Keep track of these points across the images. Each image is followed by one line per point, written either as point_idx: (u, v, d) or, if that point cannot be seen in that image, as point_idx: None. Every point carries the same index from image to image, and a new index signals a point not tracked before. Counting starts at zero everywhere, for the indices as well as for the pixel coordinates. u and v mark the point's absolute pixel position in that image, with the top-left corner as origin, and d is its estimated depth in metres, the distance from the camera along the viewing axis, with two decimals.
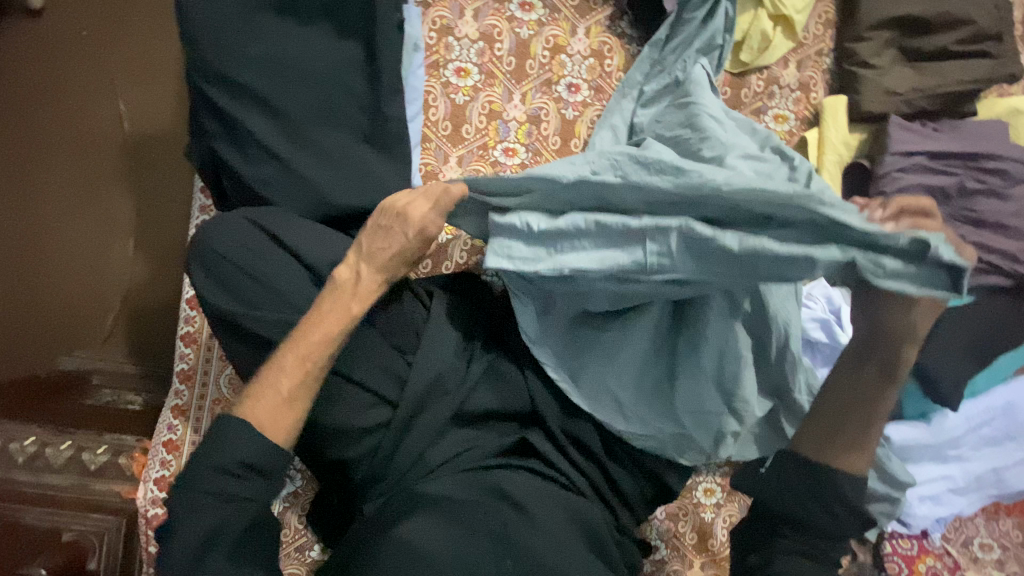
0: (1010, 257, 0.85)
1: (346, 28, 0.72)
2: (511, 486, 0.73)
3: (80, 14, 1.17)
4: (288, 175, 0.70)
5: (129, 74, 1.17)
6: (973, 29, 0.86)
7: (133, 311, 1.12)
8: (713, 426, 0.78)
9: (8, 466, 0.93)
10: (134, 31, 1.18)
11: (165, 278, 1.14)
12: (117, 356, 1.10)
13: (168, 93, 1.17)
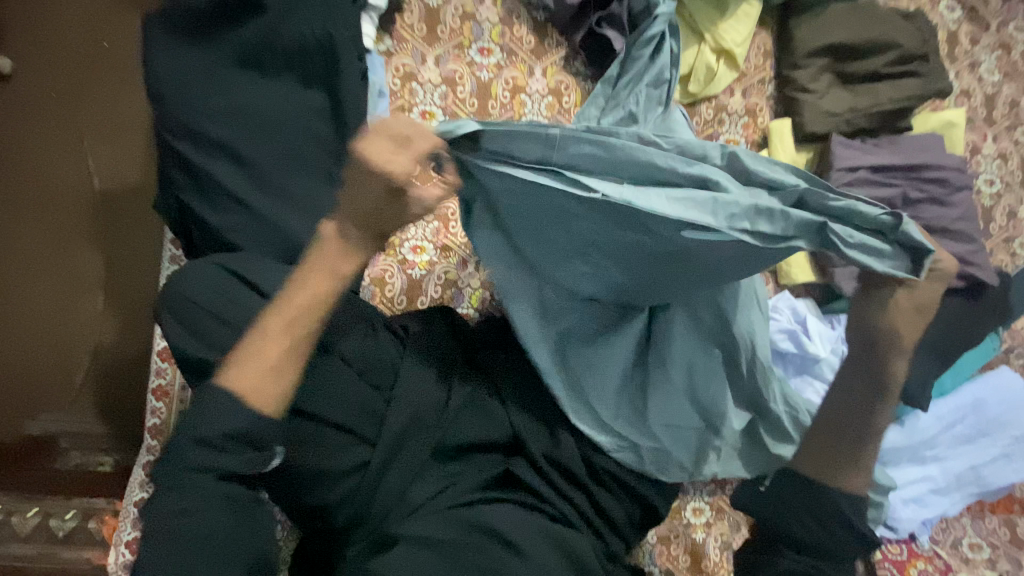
0: (959, 260, 0.89)
1: (310, 80, 0.75)
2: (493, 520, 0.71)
3: (49, 78, 1.18)
4: (257, 221, 0.71)
5: (101, 132, 1.18)
6: (899, 52, 0.93)
7: (104, 366, 1.09)
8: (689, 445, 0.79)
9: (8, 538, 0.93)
10: (103, 91, 1.20)
11: (131, 336, 1.11)
12: (83, 417, 1.06)
13: (140, 149, 1.19)
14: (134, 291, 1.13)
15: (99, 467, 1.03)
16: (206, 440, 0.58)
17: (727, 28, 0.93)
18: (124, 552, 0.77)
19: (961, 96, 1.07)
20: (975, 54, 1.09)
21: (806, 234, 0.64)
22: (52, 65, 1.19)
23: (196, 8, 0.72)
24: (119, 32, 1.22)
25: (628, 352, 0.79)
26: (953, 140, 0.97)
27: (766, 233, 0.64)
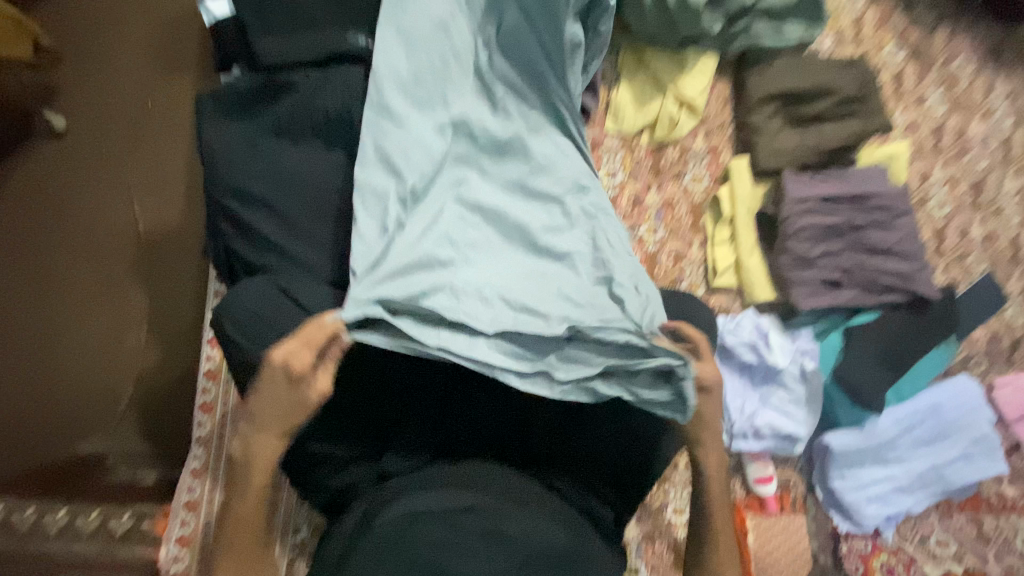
0: (902, 277, 0.99)
1: (331, 142, 0.88)
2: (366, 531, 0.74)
3: (101, 134, 1.38)
4: (291, 265, 0.84)
5: (145, 182, 1.35)
6: (840, 96, 1.05)
7: (146, 390, 1.24)
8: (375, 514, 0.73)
9: (42, 538, 1.07)
10: (153, 149, 1.37)
11: (172, 360, 1.26)
12: (129, 433, 1.22)
13: (180, 198, 1.34)
14: (171, 322, 1.28)
15: (144, 482, 1.16)
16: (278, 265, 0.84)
17: (685, 83, 1.05)
18: (175, 545, 0.89)
19: (907, 129, 1.18)
20: (920, 91, 1.20)
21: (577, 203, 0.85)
22: (113, 127, 1.38)
23: (243, 90, 0.89)
24: (165, 92, 1.39)
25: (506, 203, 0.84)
26: (897, 171, 1.08)
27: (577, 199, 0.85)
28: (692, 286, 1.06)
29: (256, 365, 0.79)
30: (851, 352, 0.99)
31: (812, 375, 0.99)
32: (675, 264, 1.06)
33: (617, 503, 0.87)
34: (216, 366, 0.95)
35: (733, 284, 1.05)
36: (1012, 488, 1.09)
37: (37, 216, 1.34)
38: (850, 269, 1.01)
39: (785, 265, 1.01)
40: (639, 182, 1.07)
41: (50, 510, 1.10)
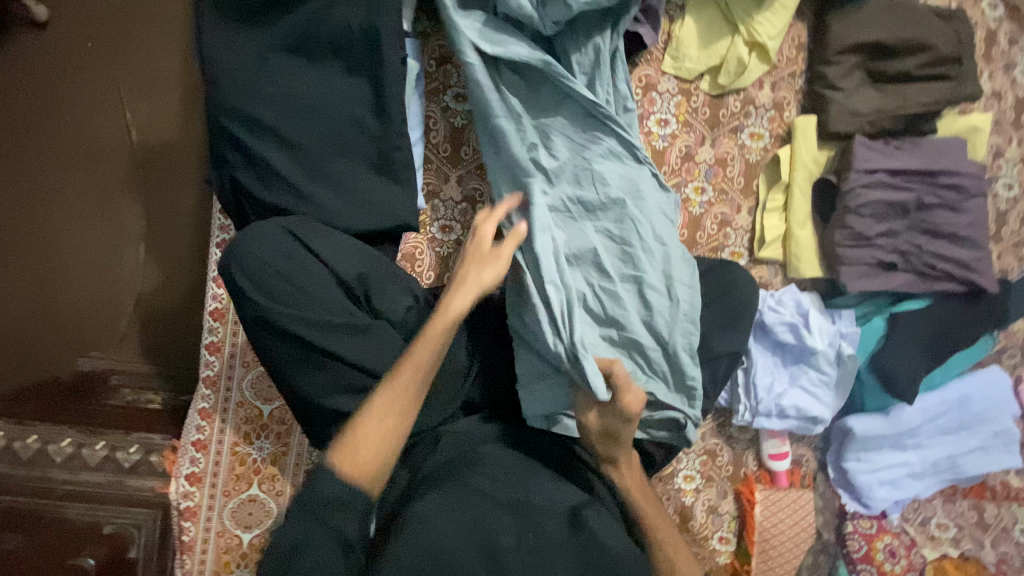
0: (961, 265, 0.93)
1: (354, 67, 0.78)
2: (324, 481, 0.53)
3: (84, 25, 1.22)
4: (306, 205, 0.77)
5: (136, 85, 1.22)
6: (932, 54, 0.93)
7: (148, 312, 1.20)
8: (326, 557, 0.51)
9: (47, 464, 1.05)
10: (145, 48, 1.23)
11: (177, 282, 1.21)
12: (130, 355, 1.18)
13: (175, 106, 1.23)
14: (173, 243, 1.22)
15: (150, 405, 1.15)
16: (292, 200, 0.76)
17: (761, 21, 0.91)
18: (184, 482, 0.87)
19: (991, 97, 1.07)
20: (1011, 55, 1.07)
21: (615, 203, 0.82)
22: (96, 19, 1.22)
23: None
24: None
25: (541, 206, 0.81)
26: (975, 145, 0.98)
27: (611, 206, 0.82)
28: (734, 255, 0.98)
29: (268, 317, 0.72)
30: (894, 340, 0.94)
31: (848, 359, 0.94)
32: (719, 229, 0.98)
33: None
34: (224, 306, 0.89)
35: (778, 256, 0.98)
36: (1018, 478, 1.12)
37: (13, 117, 1.20)
38: (915, 253, 0.93)
39: (840, 241, 0.93)
40: (692, 135, 0.96)
41: (55, 439, 1.07)
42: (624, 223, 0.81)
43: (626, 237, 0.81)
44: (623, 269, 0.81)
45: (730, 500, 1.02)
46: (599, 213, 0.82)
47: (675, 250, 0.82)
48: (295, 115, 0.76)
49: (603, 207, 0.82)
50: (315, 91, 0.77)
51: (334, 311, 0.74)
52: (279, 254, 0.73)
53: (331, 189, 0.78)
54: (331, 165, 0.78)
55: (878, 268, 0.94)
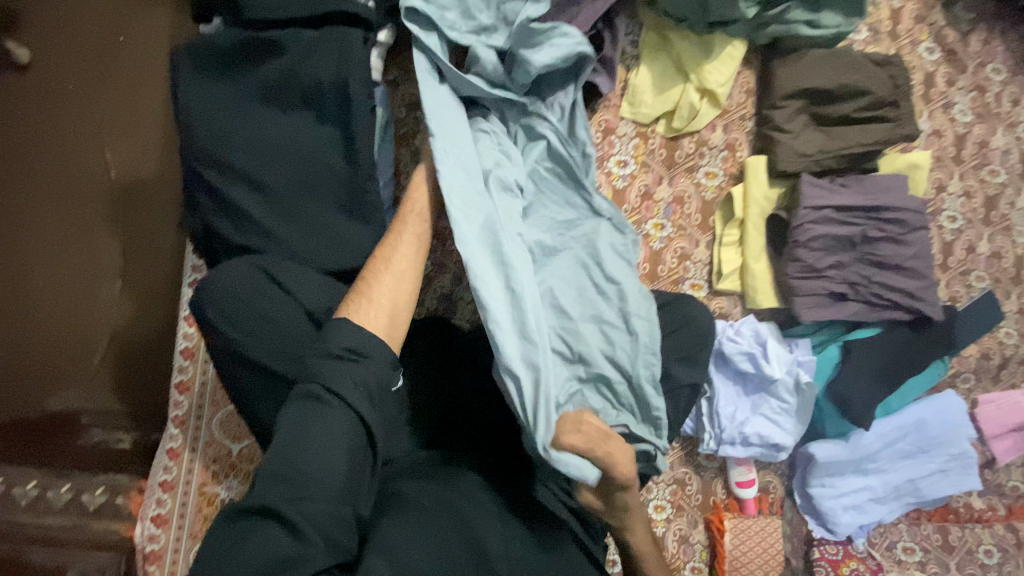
0: (908, 295, 0.97)
1: (323, 115, 0.80)
2: (346, 336, 0.60)
3: (69, 69, 1.26)
4: (276, 246, 0.78)
5: (117, 124, 1.25)
6: (871, 98, 0.99)
7: (120, 350, 1.19)
8: (337, 424, 0.56)
9: (11, 509, 1.03)
10: (125, 90, 1.26)
11: (150, 317, 1.22)
12: (103, 396, 1.16)
13: (153, 141, 1.25)
14: (149, 279, 1.23)
15: (120, 444, 1.14)
16: (262, 240, 0.77)
17: (710, 69, 0.97)
18: (150, 525, 0.86)
19: (931, 135, 1.12)
20: (949, 95, 1.13)
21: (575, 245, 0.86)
22: (79, 62, 1.26)
23: (221, 44, 0.78)
24: (136, 26, 1.28)
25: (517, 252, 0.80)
26: (916, 181, 1.04)
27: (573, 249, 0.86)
28: (694, 287, 1.03)
29: (240, 350, 0.72)
30: (848, 368, 0.98)
31: (806, 387, 0.97)
32: (679, 263, 1.02)
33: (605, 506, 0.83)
34: (195, 345, 0.90)
35: (736, 287, 1.02)
36: (980, 499, 1.16)
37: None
38: (864, 284, 0.98)
39: (791, 273, 0.98)
40: (650, 175, 1.01)
41: (20, 482, 1.06)
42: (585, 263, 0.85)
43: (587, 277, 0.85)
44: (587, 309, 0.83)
45: (700, 529, 1.03)
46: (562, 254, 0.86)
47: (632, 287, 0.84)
48: (265, 160, 0.78)
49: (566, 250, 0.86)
50: (285, 136, 0.79)
51: (302, 345, 0.72)
52: (248, 289, 0.73)
53: (302, 230, 0.79)
54: (300, 206, 0.79)
55: (830, 299, 0.98)
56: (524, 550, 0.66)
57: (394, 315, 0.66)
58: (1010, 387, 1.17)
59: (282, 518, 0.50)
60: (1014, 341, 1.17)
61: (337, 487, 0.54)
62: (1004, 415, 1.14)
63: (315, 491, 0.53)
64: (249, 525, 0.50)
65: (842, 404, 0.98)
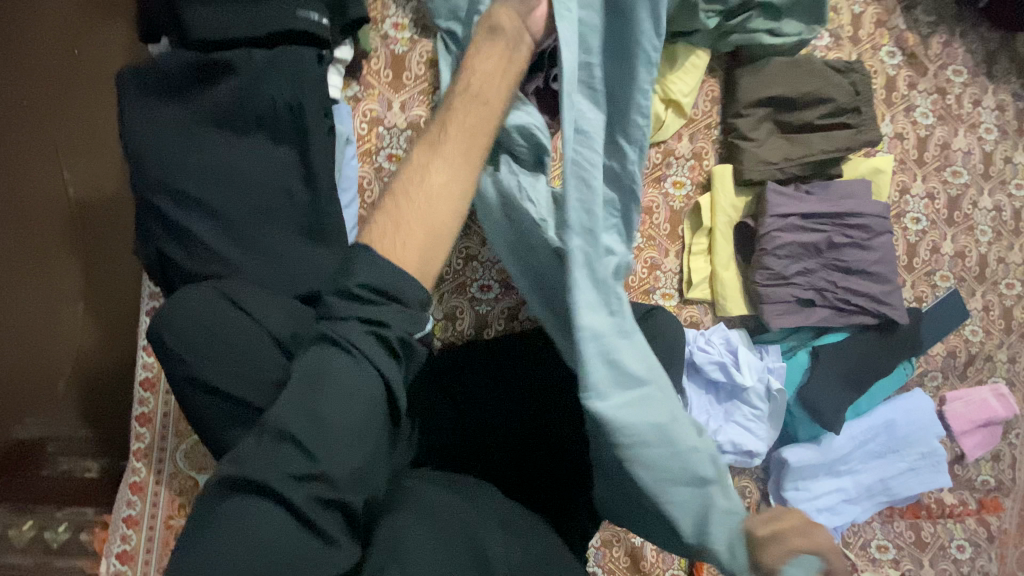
0: (873, 299, 0.99)
1: (279, 137, 0.79)
2: (364, 274, 0.54)
3: (17, 82, 1.17)
4: (233, 272, 0.75)
5: (72, 140, 1.20)
6: (833, 105, 1.00)
7: (86, 375, 1.17)
8: (358, 382, 0.51)
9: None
10: (81, 105, 1.22)
11: (122, 338, 1.21)
12: (70, 420, 1.15)
13: (114, 159, 1.21)
14: (113, 298, 1.21)
15: (87, 473, 1.13)
16: (215, 264, 0.75)
17: (675, 79, 0.97)
18: (116, 561, 0.84)
19: (894, 139, 1.13)
20: (911, 98, 1.14)
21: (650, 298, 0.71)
22: (26, 73, 1.19)
23: (170, 68, 0.76)
24: (91, 39, 1.23)
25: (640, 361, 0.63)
26: (880, 186, 1.05)
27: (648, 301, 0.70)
28: (665, 296, 1.03)
29: (200, 378, 0.70)
30: (817, 373, 0.99)
31: (777, 394, 0.98)
32: (649, 273, 1.02)
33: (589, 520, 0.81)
34: (155, 375, 0.88)
35: (707, 296, 1.03)
36: (952, 494, 1.18)
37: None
38: (832, 291, 0.99)
39: (760, 281, 0.98)
40: None
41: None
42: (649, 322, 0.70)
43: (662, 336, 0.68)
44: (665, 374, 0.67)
45: None
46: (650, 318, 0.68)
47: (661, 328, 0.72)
48: (222, 185, 0.76)
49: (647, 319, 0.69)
50: (241, 160, 0.77)
51: (263, 370, 0.69)
52: (210, 314, 0.71)
53: (260, 253, 0.77)
54: (258, 229, 0.77)
55: (799, 306, 0.99)
56: (526, 555, 0.60)
57: (424, 250, 0.58)
58: (977, 383, 1.20)
59: (287, 500, 0.46)
60: (980, 338, 1.20)
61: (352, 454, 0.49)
62: (971, 411, 1.16)
63: (327, 470, 0.48)
64: (246, 500, 0.46)
65: (815, 409, 0.98)
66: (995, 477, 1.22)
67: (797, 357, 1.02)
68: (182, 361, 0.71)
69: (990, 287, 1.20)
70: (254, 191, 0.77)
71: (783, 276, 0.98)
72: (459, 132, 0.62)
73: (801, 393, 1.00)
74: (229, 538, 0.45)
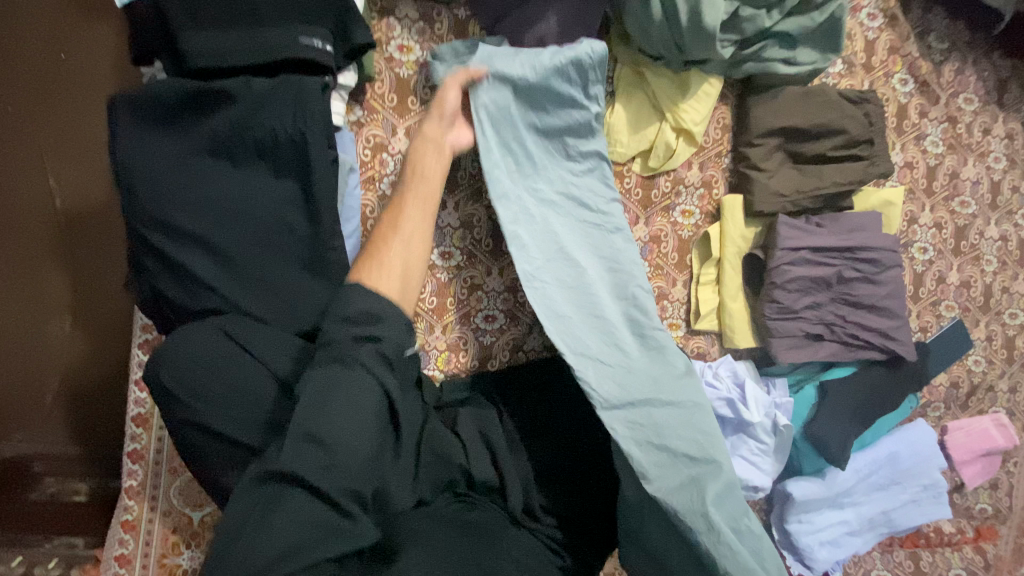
0: (881, 334, 0.98)
1: (280, 169, 0.75)
2: (360, 302, 0.63)
3: (7, 90, 1.13)
4: (230, 309, 0.72)
5: (59, 148, 1.15)
6: (846, 137, 0.98)
7: (74, 390, 1.13)
8: (361, 389, 0.58)
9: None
10: (67, 108, 1.16)
11: (107, 355, 1.15)
12: (57, 438, 1.11)
13: (101, 167, 1.16)
14: (102, 311, 1.16)
15: (74, 497, 1.07)
16: (212, 299, 0.72)
17: (688, 108, 0.95)
18: None
19: (904, 168, 1.12)
20: (922, 126, 1.12)
21: (658, 357, 0.80)
22: (13, 78, 1.14)
23: (163, 97, 0.72)
24: (80, 42, 1.16)
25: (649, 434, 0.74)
26: (890, 218, 1.04)
27: (652, 359, 0.80)
28: (672, 327, 1.01)
29: (197, 422, 0.67)
30: (824, 409, 0.99)
31: (784, 429, 0.96)
32: (657, 303, 1.00)
33: (592, 555, 0.83)
34: (147, 411, 0.85)
35: (714, 327, 1.01)
36: (950, 523, 1.19)
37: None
38: (840, 325, 0.98)
39: (769, 314, 0.97)
40: (627, 215, 0.98)
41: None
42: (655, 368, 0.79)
43: (668, 393, 0.77)
44: (679, 425, 0.76)
45: None
46: (655, 382, 0.78)
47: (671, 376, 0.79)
48: (219, 219, 0.72)
49: (657, 375, 0.79)
50: (241, 193, 0.74)
51: (264, 413, 0.67)
52: (209, 355, 0.68)
53: (259, 289, 0.73)
54: (261, 263, 0.74)
55: (807, 341, 0.98)
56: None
57: (406, 278, 0.71)
58: (978, 412, 1.20)
59: (314, 490, 0.54)
60: (982, 368, 1.20)
61: (364, 456, 0.57)
62: (972, 441, 1.16)
63: (343, 462, 0.56)
64: (275, 491, 0.54)
65: (823, 446, 0.97)
66: (993, 505, 1.22)
67: (806, 392, 1.02)
68: (178, 407, 0.68)
69: (994, 317, 1.20)
70: (257, 223, 0.74)
71: (793, 310, 0.96)
72: (416, 179, 0.78)
73: (808, 429, 0.99)
74: (254, 539, 0.51)
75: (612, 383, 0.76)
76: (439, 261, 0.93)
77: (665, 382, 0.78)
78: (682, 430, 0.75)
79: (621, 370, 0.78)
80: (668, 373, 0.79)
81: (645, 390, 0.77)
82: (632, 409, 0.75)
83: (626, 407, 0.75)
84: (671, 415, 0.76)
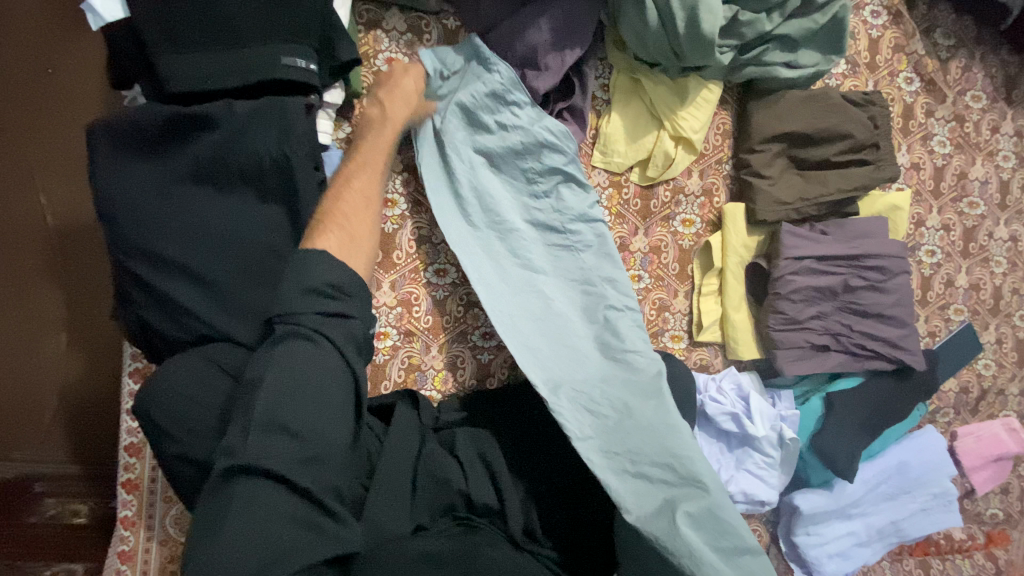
0: (888, 343, 0.96)
1: (266, 192, 0.73)
2: (330, 272, 0.60)
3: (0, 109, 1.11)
4: (218, 338, 0.70)
5: (48, 166, 1.13)
6: (851, 141, 0.95)
7: (73, 408, 1.11)
8: (325, 362, 0.57)
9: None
10: (56, 125, 1.13)
11: (100, 373, 1.13)
12: (56, 456, 1.08)
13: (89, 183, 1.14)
14: (96, 329, 1.14)
15: (73, 520, 1.07)
16: (201, 327, 0.70)
17: (686, 115, 0.92)
18: None
19: (910, 169, 1.08)
20: (928, 126, 1.09)
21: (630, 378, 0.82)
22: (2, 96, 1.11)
23: (144, 124, 0.70)
24: (69, 58, 1.14)
25: (623, 459, 0.76)
26: (896, 222, 1.01)
27: (626, 382, 0.82)
28: (675, 338, 0.99)
29: (185, 456, 0.65)
30: (832, 420, 0.97)
31: (790, 442, 0.94)
32: (658, 315, 0.98)
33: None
34: (140, 441, 0.84)
35: (717, 338, 0.99)
36: (961, 529, 1.17)
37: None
38: (847, 335, 0.96)
39: (773, 325, 0.94)
40: (626, 226, 0.95)
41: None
42: (629, 391, 0.81)
43: (642, 416, 0.79)
44: (655, 448, 0.77)
45: None
46: (627, 405, 0.80)
47: (644, 397, 0.81)
48: (204, 246, 0.70)
49: (630, 399, 0.81)
50: (228, 216, 0.72)
51: None
52: (198, 386, 0.66)
53: (247, 315, 0.71)
54: (249, 289, 0.71)
55: (813, 352, 0.96)
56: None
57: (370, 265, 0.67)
58: (989, 417, 1.18)
59: (291, 481, 0.52)
60: (992, 372, 1.17)
61: (340, 447, 0.57)
62: (983, 447, 1.14)
63: (321, 452, 0.55)
64: (246, 485, 0.51)
65: (830, 459, 0.95)
66: (1004, 510, 1.20)
67: (812, 404, 1.00)
68: (167, 444, 0.66)
69: (1004, 319, 1.17)
70: (244, 245, 0.72)
71: (798, 321, 0.94)
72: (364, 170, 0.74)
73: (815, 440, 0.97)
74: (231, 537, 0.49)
75: (585, 413, 0.79)
76: (434, 278, 0.91)
77: (638, 404, 0.80)
78: (661, 454, 0.76)
79: (592, 398, 0.80)
80: (641, 395, 0.81)
81: (617, 416, 0.79)
82: (605, 439, 0.77)
83: (600, 435, 0.78)
84: (648, 438, 0.77)
